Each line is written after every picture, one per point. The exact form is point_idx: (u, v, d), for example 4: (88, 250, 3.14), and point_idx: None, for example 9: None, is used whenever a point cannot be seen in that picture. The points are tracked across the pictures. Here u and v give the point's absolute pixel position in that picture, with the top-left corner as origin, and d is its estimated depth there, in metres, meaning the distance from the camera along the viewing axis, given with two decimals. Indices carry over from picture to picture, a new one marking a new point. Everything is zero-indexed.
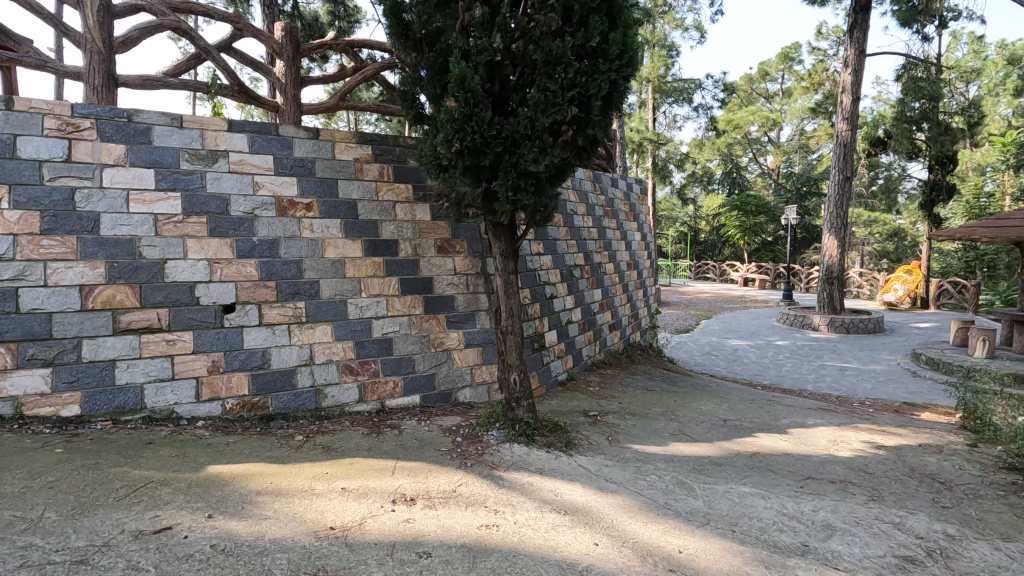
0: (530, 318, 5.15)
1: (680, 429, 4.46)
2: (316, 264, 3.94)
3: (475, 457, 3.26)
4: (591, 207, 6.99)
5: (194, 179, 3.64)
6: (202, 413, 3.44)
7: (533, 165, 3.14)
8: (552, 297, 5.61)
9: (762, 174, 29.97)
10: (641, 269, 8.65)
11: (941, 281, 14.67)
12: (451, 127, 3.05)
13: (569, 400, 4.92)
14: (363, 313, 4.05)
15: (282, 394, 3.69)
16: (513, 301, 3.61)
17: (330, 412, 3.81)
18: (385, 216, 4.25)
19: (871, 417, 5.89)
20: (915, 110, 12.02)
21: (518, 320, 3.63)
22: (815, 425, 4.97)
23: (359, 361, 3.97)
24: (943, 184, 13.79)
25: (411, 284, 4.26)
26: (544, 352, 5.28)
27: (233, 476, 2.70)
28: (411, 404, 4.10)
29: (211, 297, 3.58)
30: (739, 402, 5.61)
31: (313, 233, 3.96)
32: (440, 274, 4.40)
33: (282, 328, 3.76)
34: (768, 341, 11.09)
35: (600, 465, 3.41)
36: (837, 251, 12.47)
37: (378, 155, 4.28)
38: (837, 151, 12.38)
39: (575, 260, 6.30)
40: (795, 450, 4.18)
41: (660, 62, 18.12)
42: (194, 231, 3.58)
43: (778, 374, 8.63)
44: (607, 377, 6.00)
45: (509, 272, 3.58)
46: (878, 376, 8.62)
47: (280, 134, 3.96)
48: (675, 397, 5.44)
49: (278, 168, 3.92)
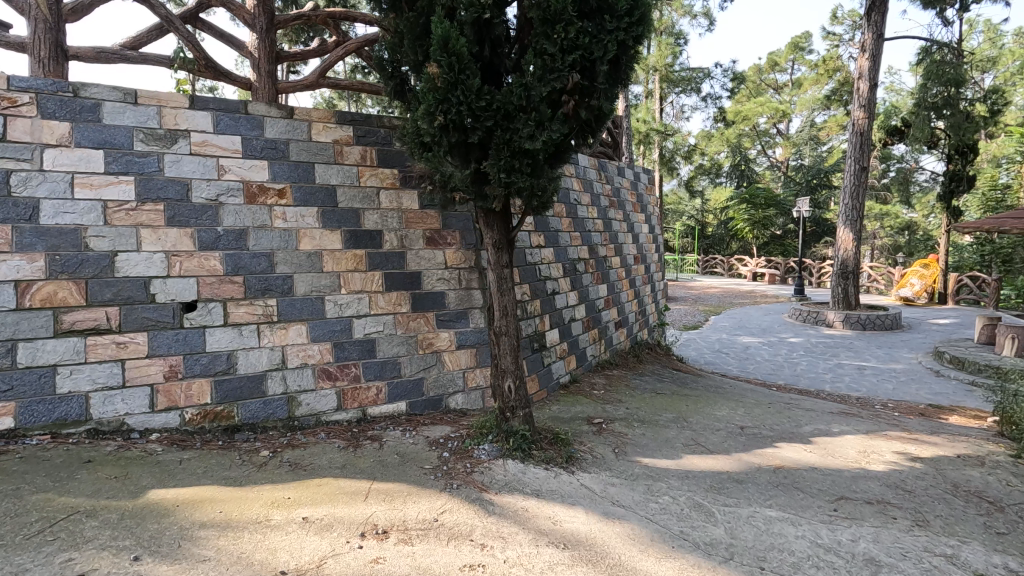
0: (530, 315, 4.76)
1: (693, 439, 4.06)
2: (290, 257, 3.55)
3: (462, 476, 2.86)
4: (596, 197, 6.56)
5: (151, 161, 3.25)
6: (157, 425, 3.07)
7: (529, 142, 2.72)
8: (554, 293, 5.20)
9: (772, 167, 29.41)
10: (648, 263, 8.22)
11: (960, 276, 14.10)
12: (433, 98, 2.63)
13: (572, 406, 4.53)
14: (343, 311, 3.66)
15: (250, 402, 3.31)
16: (507, 299, 3.20)
17: (304, 421, 3.42)
18: (368, 203, 3.85)
19: (899, 422, 5.45)
20: (936, 97, 11.46)
21: (513, 320, 3.21)
22: (841, 433, 4.54)
23: (338, 365, 3.58)
24: (963, 174, 13.26)
25: (397, 279, 3.86)
26: (545, 352, 4.87)
27: (175, 504, 2.32)
28: (396, 412, 3.71)
29: (170, 294, 3.20)
30: (756, 406, 5.19)
31: (286, 223, 3.56)
32: (429, 268, 3.99)
33: (250, 328, 3.37)
34: (781, 338, 10.66)
35: (605, 484, 3.01)
36: (852, 244, 11.98)
37: (360, 137, 3.87)
38: (853, 141, 11.87)
39: (579, 253, 5.88)
40: (822, 463, 3.76)
41: (667, 51, 17.63)
42: (150, 220, 3.19)
43: (793, 374, 8.20)
44: (613, 378, 5.59)
45: (503, 266, 3.17)
46: (899, 376, 8.17)
47: (250, 112, 3.56)
48: (687, 401, 5.03)
49: (246, 150, 3.52)
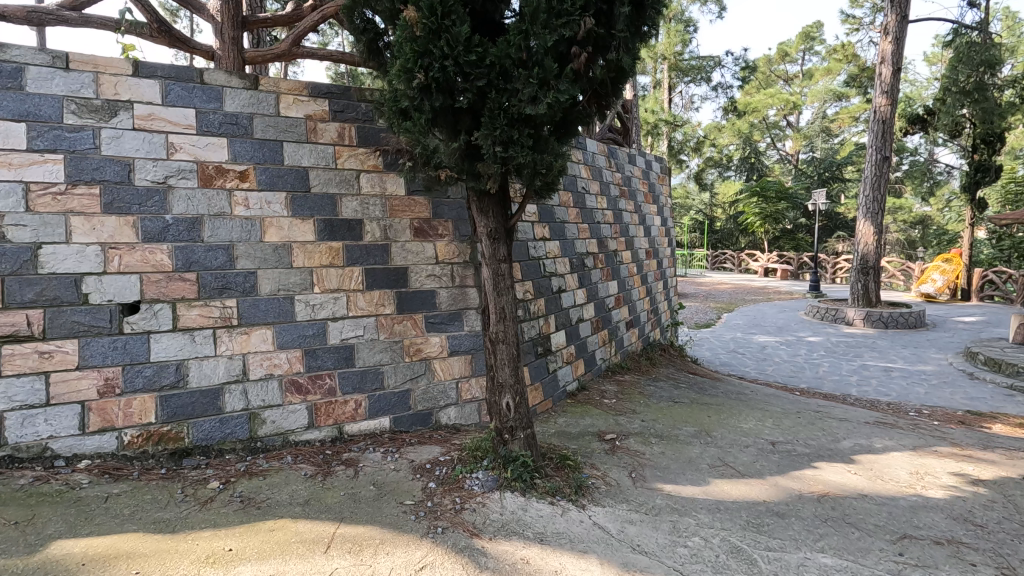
0: (533, 316, 4.24)
1: (720, 458, 3.55)
2: (253, 251, 3.04)
3: (448, 516, 2.35)
4: (606, 185, 6.03)
5: (84, 137, 2.75)
6: (89, 450, 2.61)
7: (532, 107, 2.20)
8: (560, 291, 4.69)
9: (782, 160, 28.69)
10: (661, 257, 7.68)
11: (985, 271, 13.45)
12: (411, 50, 2.11)
13: (580, 418, 4.02)
14: (316, 314, 3.16)
15: (203, 421, 2.82)
16: (505, 300, 2.66)
17: (269, 443, 2.93)
18: (346, 188, 3.33)
19: (943, 433, 4.91)
20: (967, 81, 10.78)
21: (512, 324, 2.69)
22: (885, 450, 4.01)
23: (309, 376, 3.08)
24: (990, 164, 12.56)
25: (380, 276, 3.36)
26: (550, 357, 4.37)
27: (80, 562, 1.83)
28: (378, 430, 3.22)
29: (106, 294, 2.70)
30: (785, 417, 4.67)
31: (248, 210, 3.05)
32: (417, 264, 3.49)
33: (204, 334, 2.88)
34: (799, 337, 10.10)
35: (622, 523, 2.50)
36: (873, 238, 11.38)
37: (337, 112, 3.36)
38: (874, 128, 11.26)
39: (588, 247, 5.37)
40: (872, 490, 3.24)
41: (676, 39, 17.02)
42: (83, 206, 2.70)
43: (816, 377, 7.66)
44: (626, 384, 5.08)
45: (500, 260, 2.64)
46: (930, 379, 7.61)
47: (206, 82, 3.05)
48: (709, 411, 4.52)
49: (201, 125, 3.01)
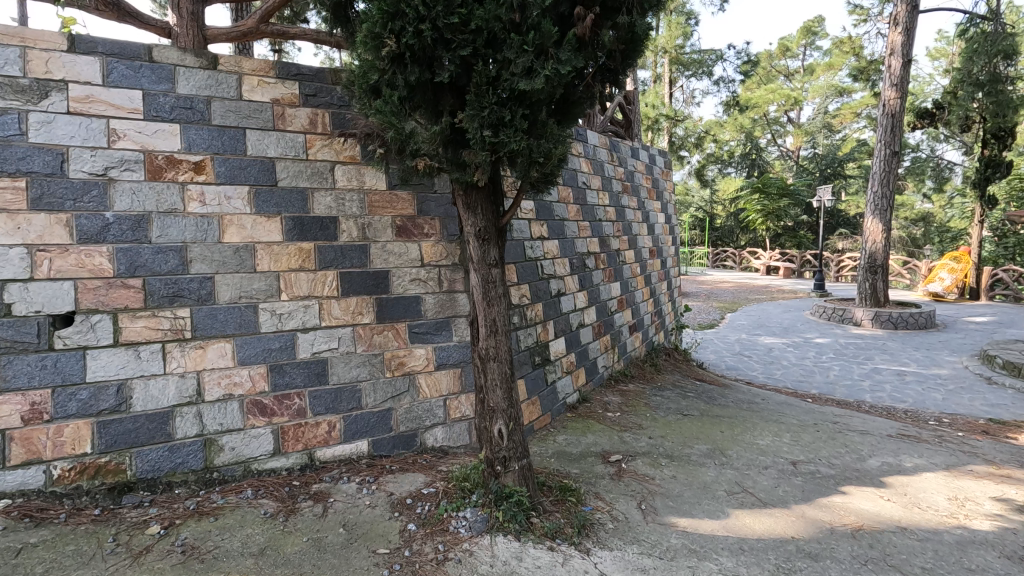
0: (530, 323, 3.87)
1: (737, 482, 3.19)
2: (209, 253, 2.66)
3: (427, 570, 1.99)
4: (607, 180, 5.65)
5: (10, 122, 2.37)
6: (12, 487, 2.25)
7: (526, 80, 1.84)
8: (559, 295, 4.32)
9: (783, 157, 28.32)
10: (665, 256, 7.32)
11: (994, 269, 13.11)
12: (378, 10, 1.74)
13: (582, 436, 3.66)
14: (283, 324, 2.78)
15: (149, 450, 2.45)
16: (496, 311, 2.29)
17: (227, 473, 2.57)
18: (319, 181, 2.96)
19: (971, 446, 4.56)
20: (981, 73, 10.44)
21: (504, 338, 2.32)
22: (916, 471, 3.64)
23: (275, 396, 2.71)
24: (1001, 160, 12.16)
25: (357, 280, 2.99)
26: (548, 367, 4.01)
27: None
28: (355, 454, 2.86)
29: (33, 304, 2.33)
30: (803, 431, 4.31)
31: (204, 207, 2.68)
32: (399, 266, 3.11)
33: (152, 349, 2.50)
34: (806, 338, 9.76)
35: (634, 572, 2.13)
36: (881, 235, 11.04)
37: (308, 95, 2.98)
38: (883, 122, 10.91)
39: (589, 247, 5.00)
40: (910, 522, 2.88)
41: (678, 31, 16.71)
42: (7, 201, 2.33)
43: (826, 382, 7.31)
44: (630, 395, 4.72)
45: (490, 265, 2.26)
46: (946, 384, 7.25)
47: (156, 60, 2.67)
48: (722, 425, 4.16)
49: (149, 109, 2.63)
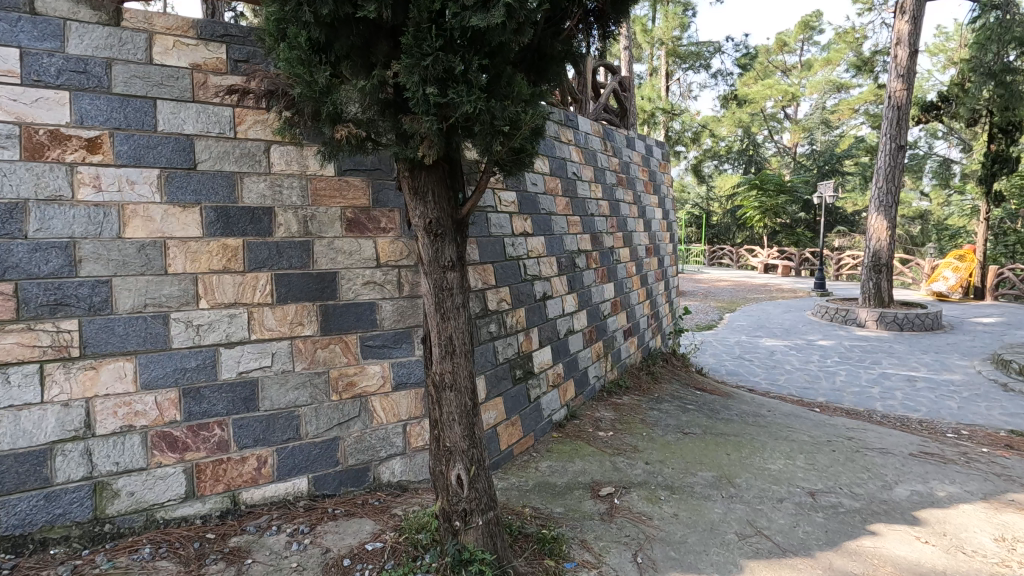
0: (510, 332, 3.38)
1: (749, 521, 2.71)
2: (106, 251, 2.15)
3: None
4: (600, 171, 5.16)
5: None
6: None
7: (481, 15, 1.38)
8: (545, 298, 3.84)
9: (781, 152, 27.88)
10: (662, 254, 6.84)
11: (1001, 268, 12.67)
12: None
13: (568, 463, 3.17)
14: (202, 338, 2.28)
15: (19, 500, 1.96)
16: (453, 328, 1.79)
17: (123, 524, 2.09)
18: (249, 164, 2.45)
19: (1003, 467, 4.09)
20: (993, 62, 9.98)
21: (463, 361, 1.82)
22: (951, 502, 3.17)
23: (189, 427, 2.21)
24: (1009, 154, 11.71)
25: (297, 283, 2.48)
26: (531, 382, 3.52)
27: None
28: (291, 495, 2.37)
29: None
30: (818, 451, 3.84)
31: (100, 194, 2.17)
32: (350, 267, 2.61)
33: (27, 372, 2.00)
34: (809, 340, 9.32)
35: None
36: (885, 233, 10.59)
37: (239, 62, 2.48)
38: (889, 115, 10.44)
39: (579, 244, 4.51)
40: (957, 574, 2.41)
41: (675, 23, 16.26)
42: None
43: (833, 389, 6.85)
44: (624, 409, 4.23)
45: (445, 267, 1.77)
46: (961, 392, 6.80)
47: (39, 12, 2.14)
48: (728, 445, 3.68)
49: (28, 72, 2.10)
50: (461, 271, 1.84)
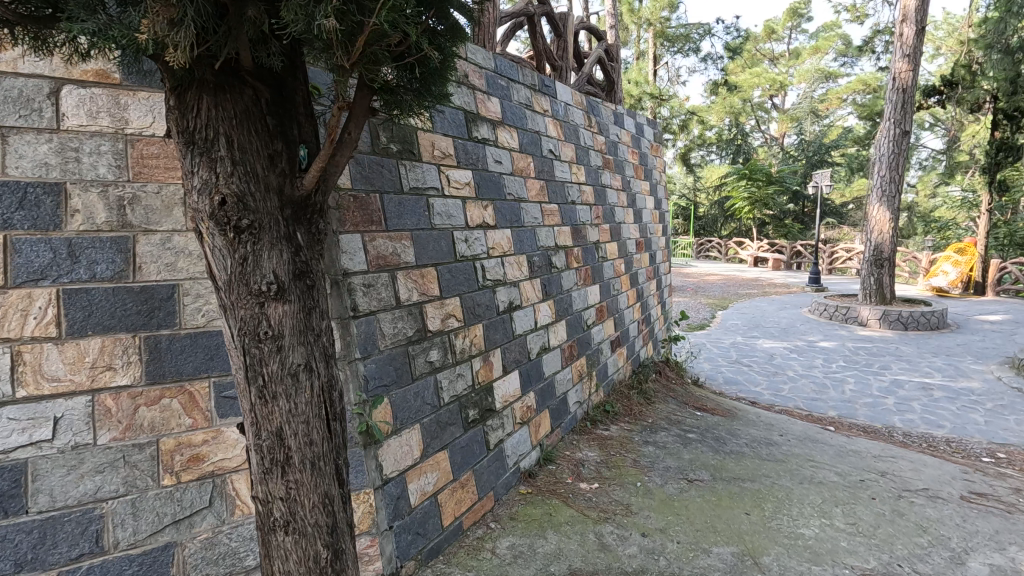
0: (460, 359, 2.51)
1: None
2: None
3: None
4: (583, 150, 4.29)
5: None
6: None
7: None
8: (510, 310, 2.97)
9: (768, 142, 27.25)
10: (654, 250, 6.00)
11: (1003, 263, 12.08)
12: None
13: (537, 541, 2.33)
14: None
15: None
16: (277, 410, 1.05)
17: None
18: (18, 113, 1.50)
19: None
20: (1012, 39, 9.49)
21: (303, 474, 1.09)
22: None
23: None
24: (1017, 143, 11.01)
25: (106, 305, 1.57)
26: (489, 424, 2.64)
27: None
28: None
29: None
30: (856, 502, 3.03)
31: None
32: (199, 277, 1.72)
33: None
34: (809, 341, 8.60)
35: None
36: (888, 226, 9.89)
37: None
38: (893, 98, 9.67)
39: (556, 239, 3.64)
40: None
41: (663, 4, 15.47)
42: None
43: (844, 401, 6.10)
44: (612, 447, 3.39)
45: (258, 297, 1.01)
46: (985, 403, 6.09)
47: None
48: (745, 500, 2.87)
49: None
50: (300, 297, 1.08)
